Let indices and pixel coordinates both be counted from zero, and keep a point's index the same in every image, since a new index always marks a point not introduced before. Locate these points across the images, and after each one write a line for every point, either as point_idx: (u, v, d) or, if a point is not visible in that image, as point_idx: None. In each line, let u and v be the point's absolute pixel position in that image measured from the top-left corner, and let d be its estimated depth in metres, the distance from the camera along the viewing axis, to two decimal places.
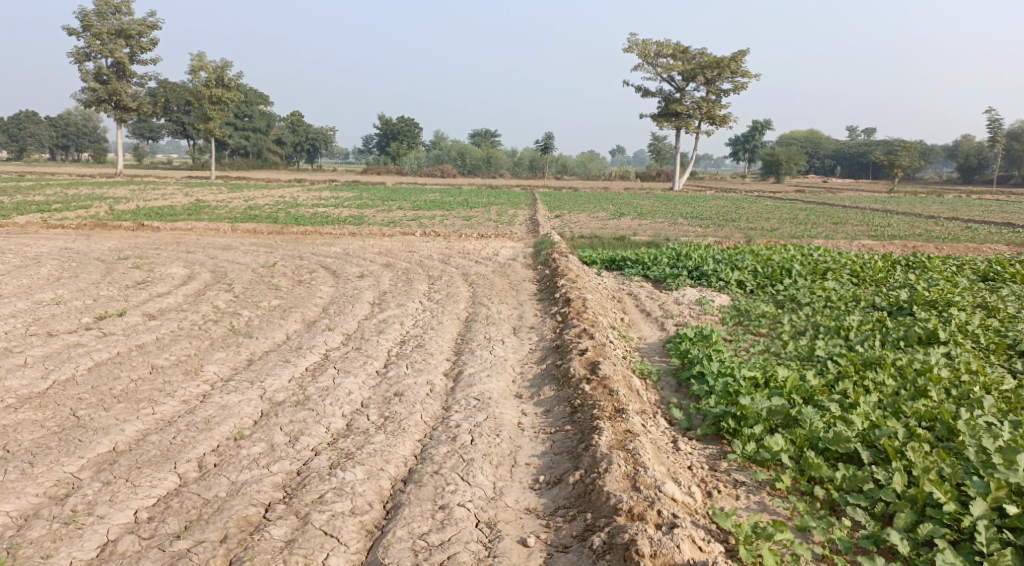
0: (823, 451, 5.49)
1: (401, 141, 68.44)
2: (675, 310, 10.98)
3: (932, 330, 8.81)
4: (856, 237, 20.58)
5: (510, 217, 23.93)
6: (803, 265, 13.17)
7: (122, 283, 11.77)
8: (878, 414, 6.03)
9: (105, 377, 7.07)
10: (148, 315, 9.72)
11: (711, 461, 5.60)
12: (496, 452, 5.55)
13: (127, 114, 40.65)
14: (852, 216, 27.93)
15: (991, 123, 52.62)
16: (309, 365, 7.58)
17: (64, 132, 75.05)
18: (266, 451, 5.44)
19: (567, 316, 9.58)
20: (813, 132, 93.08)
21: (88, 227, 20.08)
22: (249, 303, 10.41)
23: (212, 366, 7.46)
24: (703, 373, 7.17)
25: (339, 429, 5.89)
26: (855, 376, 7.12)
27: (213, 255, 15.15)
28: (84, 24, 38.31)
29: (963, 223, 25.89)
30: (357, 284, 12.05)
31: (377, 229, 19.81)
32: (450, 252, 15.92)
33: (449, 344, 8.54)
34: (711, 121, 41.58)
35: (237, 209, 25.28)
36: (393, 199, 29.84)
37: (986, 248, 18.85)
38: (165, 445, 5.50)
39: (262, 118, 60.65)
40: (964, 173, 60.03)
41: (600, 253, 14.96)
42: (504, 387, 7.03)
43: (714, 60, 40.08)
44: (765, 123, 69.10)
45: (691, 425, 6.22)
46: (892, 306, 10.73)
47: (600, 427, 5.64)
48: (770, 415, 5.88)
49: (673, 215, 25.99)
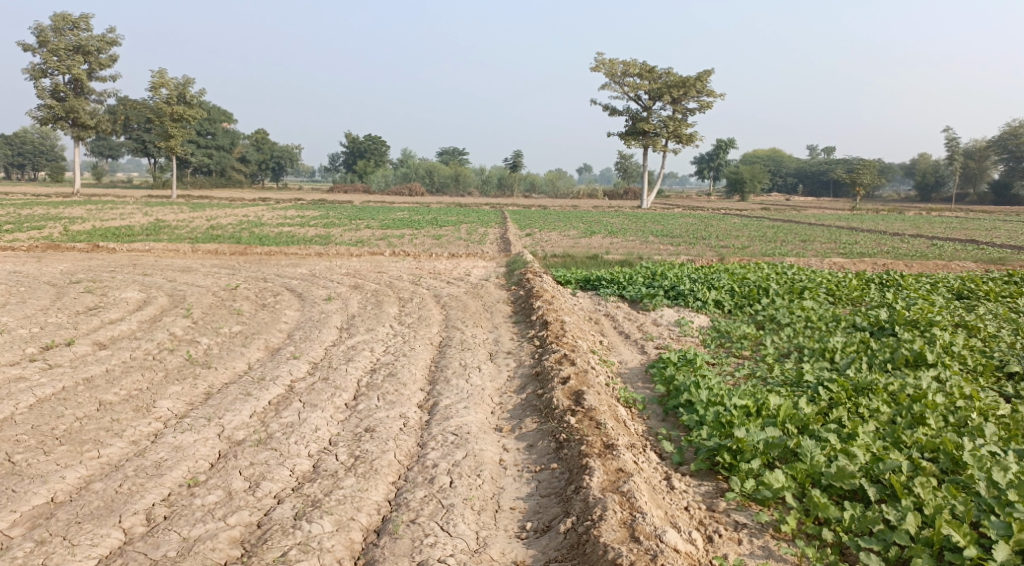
0: (826, 487, 5.15)
1: (368, 160, 67.91)
2: (655, 331, 10.65)
3: (920, 352, 8.55)
4: (826, 254, 20.59)
5: (479, 235, 23.53)
6: (780, 284, 12.93)
7: (72, 308, 11.14)
8: (880, 446, 5.69)
9: (47, 417, 6.48)
10: (98, 345, 9.13)
11: (708, 501, 5.22)
12: (477, 496, 5.12)
13: (85, 132, 39.55)
14: (819, 233, 28.05)
15: (948, 142, 53.75)
16: (272, 399, 7.05)
17: (20, 151, 73.26)
18: (223, 500, 4.93)
19: (545, 341, 9.20)
20: (772, 151, 94.44)
21: (40, 248, 19.27)
22: (209, 330, 9.84)
23: (165, 401, 6.90)
24: (691, 402, 6.78)
25: (304, 473, 5.39)
26: (848, 404, 6.80)
27: (172, 277, 14.50)
28: (40, 40, 37.24)
29: (928, 240, 26.16)
30: (323, 307, 11.54)
31: (344, 248, 19.27)
32: (420, 272, 15.46)
33: (423, 372, 8.09)
34: (677, 140, 41.76)
35: (198, 228, 24.56)
36: (360, 218, 29.29)
37: (955, 266, 18.90)
38: (110, 495, 4.96)
39: (225, 137, 59.71)
40: (922, 190, 61.13)
41: (573, 273, 14.63)
42: (482, 420, 6.58)
43: (680, 79, 40.28)
44: (729, 142, 69.89)
45: (683, 460, 5.81)
46: (873, 327, 10.49)
47: (590, 467, 5.24)
48: (768, 448, 5.52)
49: (643, 233, 25.81)
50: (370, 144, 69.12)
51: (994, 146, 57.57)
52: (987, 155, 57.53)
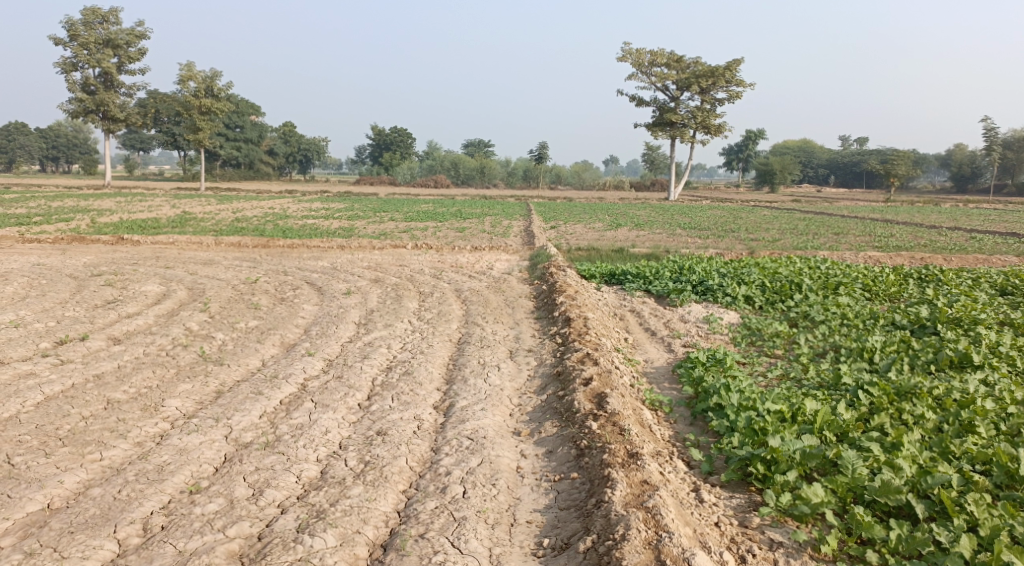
0: (869, 503, 4.79)
1: (394, 152, 67.86)
2: (682, 329, 10.25)
3: (965, 353, 8.08)
4: (861, 248, 19.94)
5: (504, 228, 23.20)
6: (813, 279, 12.43)
7: (91, 302, 11.00)
8: (927, 458, 5.29)
9: (52, 416, 6.28)
10: (112, 340, 8.95)
11: (739, 515, 4.87)
12: (492, 508, 4.82)
13: (115, 125, 39.82)
14: (853, 226, 27.30)
15: (986, 132, 52.32)
16: (284, 398, 6.80)
17: (54, 144, 74.23)
18: (223, 509, 4.70)
19: (568, 338, 8.85)
20: (801, 142, 92.72)
21: (66, 241, 19.28)
22: (224, 325, 9.62)
23: (173, 400, 6.68)
24: (721, 406, 6.41)
25: (311, 479, 5.12)
26: (891, 409, 6.38)
27: (193, 270, 14.37)
28: (71, 34, 37.53)
29: (966, 233, 25.36)
30: (342, 301, 11.29)
31: (367, 241, 19.03)
32: (443, 266, 15.17)
33: (440, 370, 7.79)
34: (706, 131, 41.03)
35: (223, 220, 24.48)
36: (384, 210, 29.06)
37: (996, 260, 18.21)
38: (107, 502, 4.76)
39: (254, 129, 59.97)
40: (958, 182, 59.74)
41: (599, 267, 14.23)
42: (500, 423, 6.26)
43: (709, 69, 39.54)
44: (758, 133, 68.77)
45: (713, 469, 5.45)
46: (913, 325, 10.00)
47: (613, 479, 4.91)
48: (805, 459, 5.15)
49: (670, 226, 25.27)
50: (397, 136, 68.97)
51: None
52: None
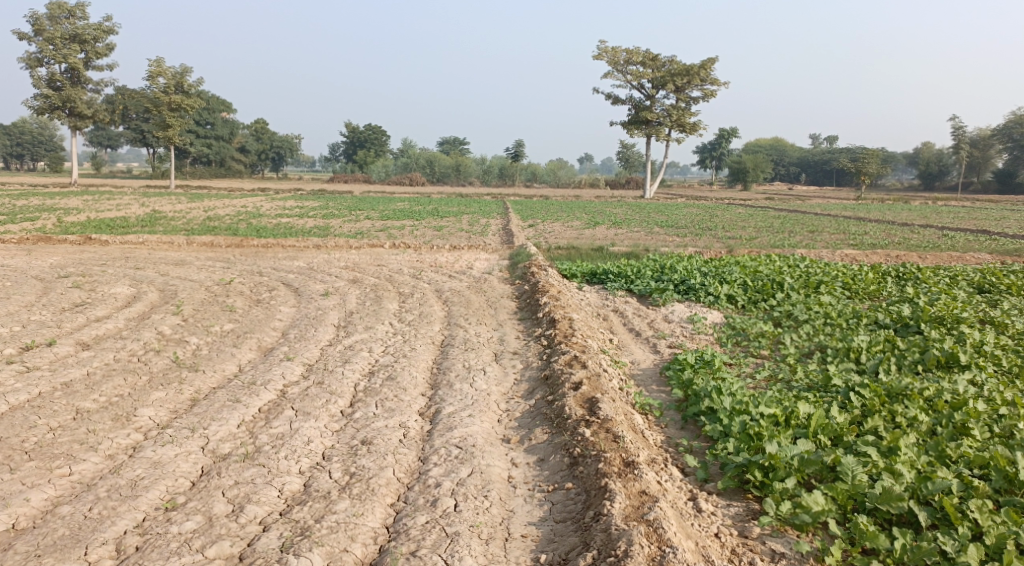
0: (870, 511, 4.69)
1: (368, 150, 67.34)
2: (667, 329, 10.13)
3: (953, 353, 8.04)
4: (837, 246, 20.02)
5: (481, 226, 23.01)
6: (795, 278, 12.37)
7: (58, 305, 10.63)
8: (925, 462, 5.20)
9: (17, 427, 5.98)
10: (81, 345, 8.62)
11: (739, 525, 4.76)
12: (486, 522, 4.66)
13: (82, 122, 38.93)
14: (827, 224, 27.48)
15: (955, 131, 53.04)
16: (263, 406, 6.56)
17: (18, 141, 72.62)
18: (202, 528, 4.48)
19: (553, 340, 8.68)
20: (774, 140, 93.32)
21: (31, 241, 18.75)
22: (198, 329, 9.32)
23: (147, 409, 6.41)
24: (712, 409, 6.27)
25: (294, 493, 4.90)
26: (883, 411, 6.27)
27: (165, 271, 14.00)
28: (36, 28, 36.62)
29: (938, 231, 25.62)
30: (320, 303, 11.02)
31: (343, 241, 18.73)
32: (422, 266, 14.94)
33: (424, 375, 7.58)
34: (681, 129, 41.11)
35: (194, 219, 24.01)
36: (359, 209, 28.70)
37: (970, 258, 18.37)
38: (77, 521, 4.52)
39: (225, 126, 59.35)
40: (926, 180, 60.60)
41: (580, 266, 14.08)
42: (488, 430, 6.08)
43: (684, 67, 39.60)
44: (731, 131, 69.21)
45: (708, 476, 5.31)
46: (897, 324, 9.95)
47: (610, 490, 4.78)
48: (803, 465, 5.03)
49: (648, 224, 25.25)
50: (371, 134, 68.41)
51: (999, 135, 56.66)
52: (992, 144, 56.61)
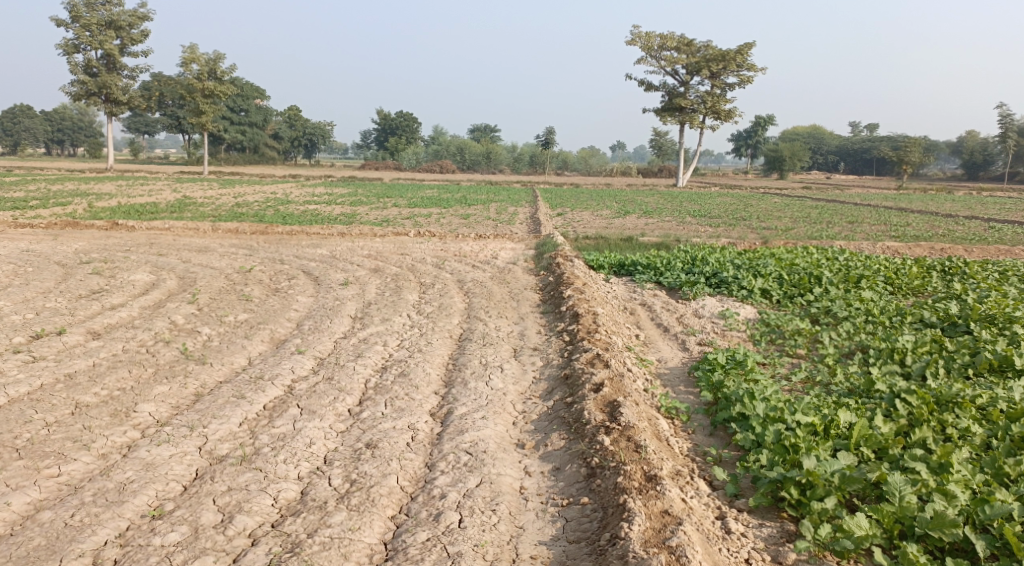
0: (920, 537, 4.25)
1: (400, 136, 67.13)
2: (696, 325, 9.64)
3: (1007, 356, 7.47)
4: (878, 238, 19.28)
5: (509, 214, 22.57)
6: (834, 272, 11.77)
7: (75, 292, 10.47)
8: (982, 482, 4.73)
9: (12, 422, 5.74)
10: (92, 334, 8.41)
11: (772, 549, 4.36)
12: (493, 540, 4.35)
13: (118, 108, 39.23)
14: (867, 214, 26.57)
15: (1001, 119, 51.26)
16: (267, 403, 6.25)
17: (59, 127, 73.66)
18: (186, 540, 4.25)
19: (576, 336, 8.26)
20: (812, 128, 91.24)
21: (59, 226, 18.76)
22: (212, 319, 9.06)
23: (148, 404, 6.13)
24: (744, 415, 5.81)
25: (289, 502, 4.63)
26: (932, 420, 5.76)
27: (187, 258, 13.82)
28: (73, 15, 36.87)
29: (984, 222, 24.70)
30: (338, 293, 10.72)
31: (369, 228, 18.42)
32: (446, 254, 14.60)
33: (439, 371, 7.23)
34: (715, 116, 40.19)
35: (223, 205, 23.94)
36: (388, 196, 28.46)
37: (1018, 251, 17.55)
38: (56, 529, 4.31)
39: (258, 113, 59.36)
40: (969, 170, 58.84)
41: (607, 256, 13.60)
42: (502, 434, 5.70)
43: (719, 53, 38.67)
44: (768, 119, 67.75)
45: (740, 491, 4.87)
46: (944, 323, 9.36)
47: (629, 510, 4.43)
48: (845, 483, 4.59)
49: (680, 213, 24.66)
50: (402, 121, 68.23)
51: None
52: None
